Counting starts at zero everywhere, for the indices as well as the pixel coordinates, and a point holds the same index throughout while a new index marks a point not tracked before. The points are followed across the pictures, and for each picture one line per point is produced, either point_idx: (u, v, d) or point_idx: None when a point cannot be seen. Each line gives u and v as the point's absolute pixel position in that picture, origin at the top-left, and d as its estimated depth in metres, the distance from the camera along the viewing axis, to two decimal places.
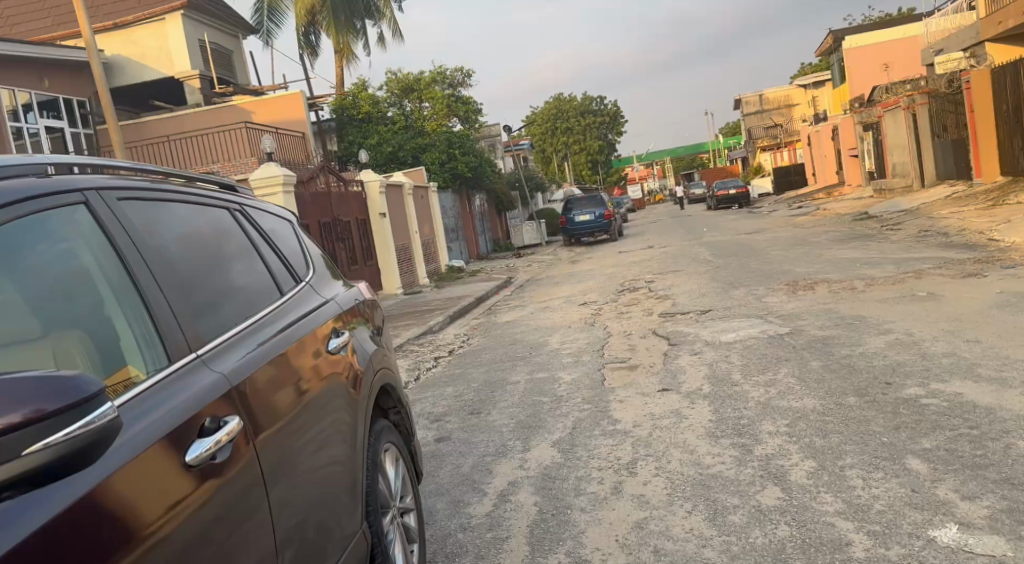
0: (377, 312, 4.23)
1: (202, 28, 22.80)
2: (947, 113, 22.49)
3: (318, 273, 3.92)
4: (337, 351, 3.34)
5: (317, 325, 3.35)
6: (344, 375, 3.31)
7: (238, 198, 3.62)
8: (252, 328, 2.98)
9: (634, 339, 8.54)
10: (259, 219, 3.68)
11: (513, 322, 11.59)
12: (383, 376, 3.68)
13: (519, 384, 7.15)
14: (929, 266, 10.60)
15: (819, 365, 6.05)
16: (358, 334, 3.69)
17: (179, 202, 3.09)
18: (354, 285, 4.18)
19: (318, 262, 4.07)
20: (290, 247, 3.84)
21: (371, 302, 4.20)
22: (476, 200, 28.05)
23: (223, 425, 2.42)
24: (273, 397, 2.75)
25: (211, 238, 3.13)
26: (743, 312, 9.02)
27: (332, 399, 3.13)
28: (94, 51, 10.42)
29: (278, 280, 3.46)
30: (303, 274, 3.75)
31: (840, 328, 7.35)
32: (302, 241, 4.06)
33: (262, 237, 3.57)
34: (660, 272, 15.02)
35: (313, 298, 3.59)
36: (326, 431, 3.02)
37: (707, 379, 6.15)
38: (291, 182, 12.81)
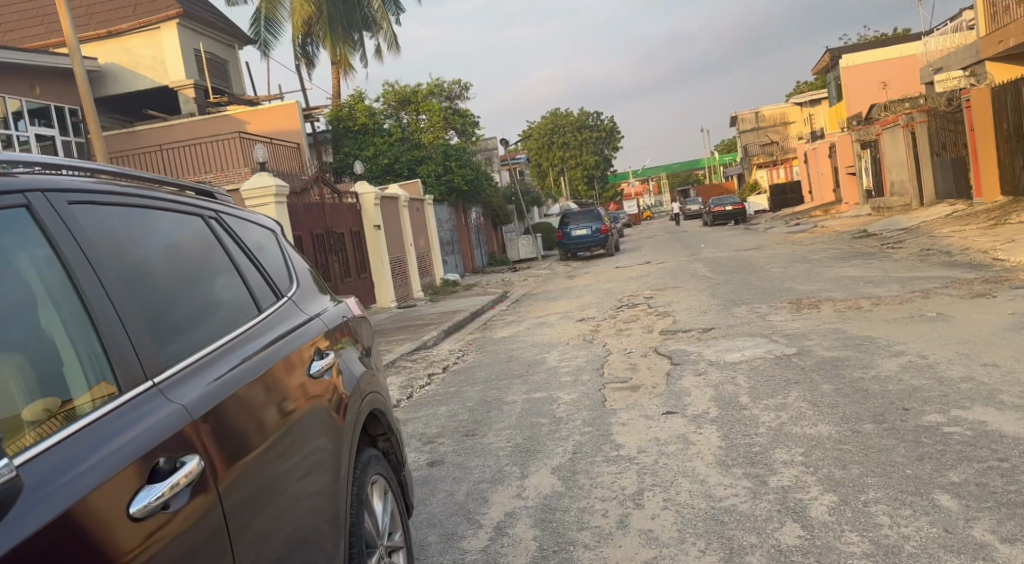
0: (368, 329, 3.97)
1: (198, 37, 22.57)
2: (947, 131, 22.32)
3: (303, 287, 3.64)
4: (321, 374, 3.05)
5: (302, 342, 3.09)
6: (328, 399, 3.02)
7: (215, 205, 3.33)
8: (225, 348, 2.68)
9: (634, 357, 8.26)
10: (240, 229, 3.39)
11: (509, 338, 11.31)
12: (371, 401, 3.41)
13: (516, 404, 6.85)
14: (936, 286, 10.36)
15: (831, 389, 5.78)
16: (347, 354, 3.43)
17: (149, 206, 2.80)
18: (342, 301, 3.89)
19: (305, 276, 3.79)
20: (273, 259, 3.55)
21: (363, 319, 3.94)
22: (472, 213, 27.82)
23: (180, 465, 2.13)
24: (246, 425, 2.46)
25: (184, 250, 2.83)
26: (747, 331, 8.75)
27: (316, 424, 2.86)
28: (80, 58, 10.14)
29: (257, 295, 3.17)
30: (286, 288, 3.46)
31: (849, 349, 7.09)
32: (288, 254, 3.79)
33: (242, 249, 3.28)
34: (658, 288, 14.77)
35: (296, 314, 3.31)
36: (307, 463, 2.74)
37: (713, 401, 5.88)
38: (283, 193, 12.53)
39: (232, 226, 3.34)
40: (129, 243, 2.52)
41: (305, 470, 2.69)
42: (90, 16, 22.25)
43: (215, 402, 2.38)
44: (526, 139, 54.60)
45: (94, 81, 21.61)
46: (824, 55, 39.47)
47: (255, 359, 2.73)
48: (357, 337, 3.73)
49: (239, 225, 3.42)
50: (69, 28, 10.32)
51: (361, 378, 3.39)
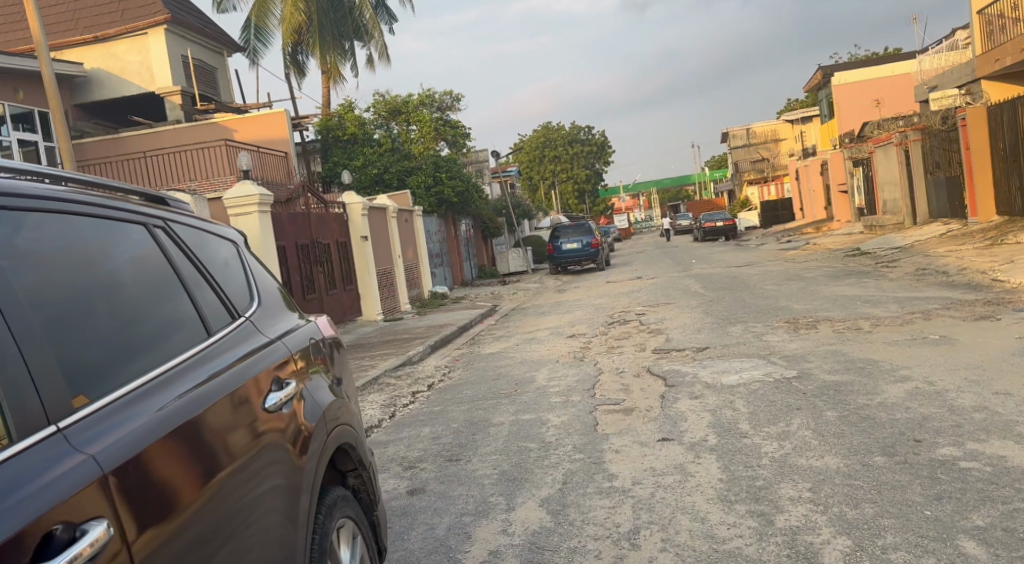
0: (344, 357, 3.72)
1: (186, 44, 22.26)
2: (941, 150, 22.17)
3: (265, 306, 3.33)
4: (277, 409, 2.79)
5: (260, 370, 2.84)
6: (284, 437, 2.76)
7: (166, 211, 2.99)
8: (158, 384, 2.42)
9: (626, 377, 7.95)
10: (197, 241, 3.08)
11: (497, 355, 10.98)
12: (341, 432, 3.19)
13: (503, 426, 6.52)
14: (935, 307, 10.10)
15: (836, 416, 5.48)
16: (318, 381, 3.24)
17: (82, 212, 2.51)
18: (313, 320, 3.62)
19: (268, 290, 3.47)
20: (232, 273, 3.24)
21: (338, 344, 3.69)
22: (462, 226, 27.50)
23: (82, 533, 1.90)
24: (175, 477, 2.22)
25: (120, 268, 2.55)
26: (744, 351, 8.46)
27: (275, 459, 2.66)
28: (49, 62, 9.77)
29: (208, 317, 2.88)
30: (244, 306, 3.17)
31: (851, 373, 6.80)
32: (249, 266, 3.44)
33: (196, 265, 2.97)
34: (650, 304, 14.48)
35: (253, 337, 3.03)
36: (255, 511, 2.49)
37: (711, 427, 5.57)
38: (267, 203, 12.19)
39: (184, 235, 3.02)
40: (45, 262, 2.26)
41: (268, 505, 2.55)
42: (76, 21, 21.90)
43: (156, 437, 2.22)
44: (518, 152, 54.49)
45: (79, 86, 21.23)
46: (816, 72, 39.45)
47: (197, 394, 2.48)
48: (331, 363, 3.50)
49: (196, 236, 3.11)
50: (41, 31, 9.97)
51: (331, 406, 3.19)
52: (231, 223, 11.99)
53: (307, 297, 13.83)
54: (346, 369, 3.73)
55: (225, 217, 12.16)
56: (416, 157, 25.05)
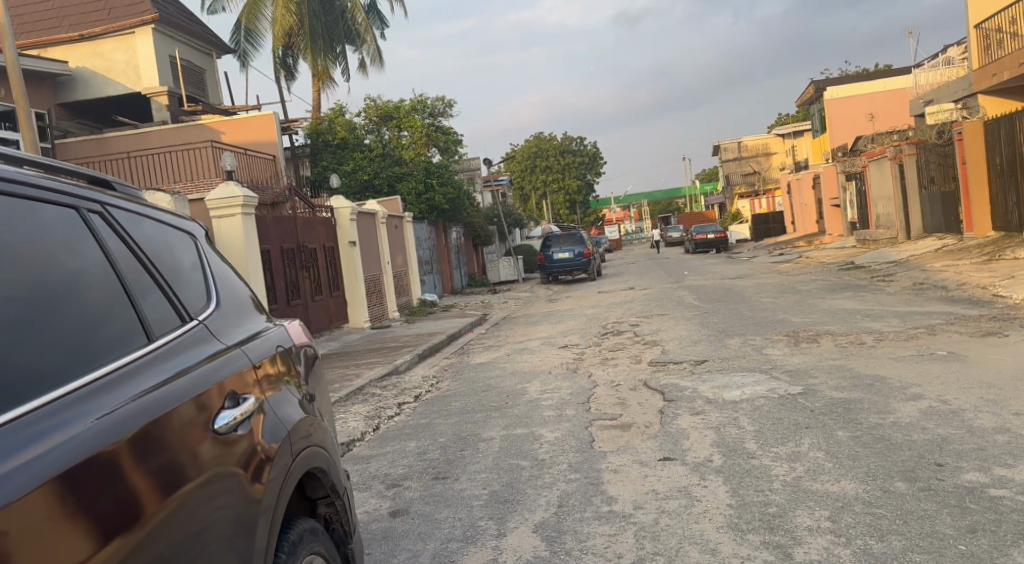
0: (316, 370, 3.38)
1: (174, 44, 21.89)
2: (936, 165, 21.93)
3: (224, 308, 2.99)
4: (231, 430, 2.46)
5: (214, 382, 2.52)
6: (237, 462, 2.43)
7: (108, 197, 2.66)
8: (81, 396, 2.08)
9: (622, 391, 7.59)
10: (151, 233, 2.77)
11: (487, 365, 10.62)
12: (311, 455, 2.86)
13: (493, 441, 6.17)
14: (940, 322, 9.79)
15: (848, 436, 5.17)
16: (287, 396, 2.91)
17: (29, 194, 2.26)
18: (280, 326, 3.28)
19: (227, 291, 3.10)
20: (187, 271, 2.89)
21: (310, 355, 3.36)
22: (452, 233, 27.13)
23: None
24: (93, 512, 1.92)
25: (65, 256, 2.29)
26: (743, 365, 8.13)
27: (226, 487, 2.34)
28: (13, 53, 9.37)
29: (149, 320, 2.51)
30: (198, 306, 2.83)
31: (860, 390, 6.47)
32: (208, 265, 3.09)
33: (145, 264, 2.63)
34: (643, 315, 14.15)
35: (206, 344, 2.68)
36: (198, 550, 2.18)
37: (716, 446, 5.23)
38: (251, 205, 11.81)
39: (130, 225, 2.68)
40: None
41: (226, 529, 2.29)
42: (62, 19, 21.52)
43: (93, 450, 1.98)
44: (510, 161, 54.29)
45: (63, 84, 20.77)
46: (809, 87, 39.23)
47: (130, 409, 2.16)
48: (304, 376, 3.18)
49: (147, 227, 2.78)
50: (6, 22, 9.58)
51: (300, 424, 2.86)
52: (214, 225, 11.62)
53: (291, 303, 13.46)
54: (320, 383, 3.43)
55: (207, 218, 11.76)
56: (407, 163, 24.71)
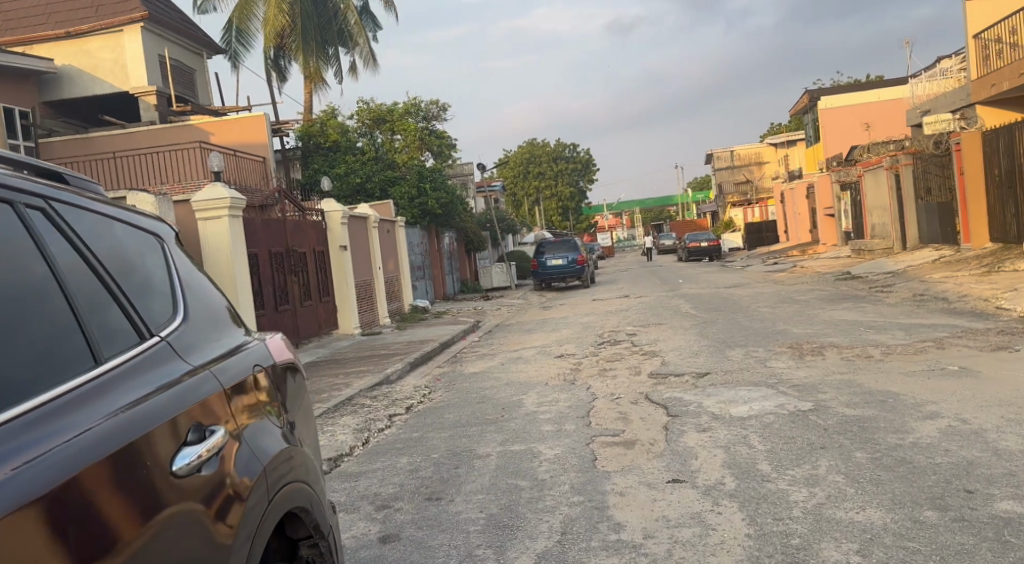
0: (300, 391, 3.07)
1: (164, 43, 21.54)
2: (931, 175, 21.73)
3: (194, 322, 2.67)
4: (192, 468, 2.14)
5: (177, 410, 2.21)
6: (198, 504, 2.11)
7: (62, 193, 2.37)
8: (13, 428, 1.82)
9: (623, 405, 7.29)
10: (111, 237, 2.48)
11: (481, 374, 10.31)
12: (288, 495, 2.54)
13: (490, 458, 5.86)
14: (946, 335, 9.52)
15: (868, 458, 4.90)
16: (265, 425, 2.60)
17: None
18: (259, 341, 2.96)
19: (197, 301, 2.79)
20: (150, 278, 2.57)
21: (295, 373, 3.05)
22: (445, 238, 26.84)
23: None
24: None
25: (18, 263, 2.06)
26: (747, 378, 7.84)
27: (182, 535, 2.03)
28: None
29: (97, 338, 2.19)
30: (163, 319, 2.52)
31: (873, 407, 6.19)
32: (176, 272, 2.77)
33: (99, 273, 2.32)
34: (640, 324, 13.85)
35: (167, 366, 2.36)
36: None
37: (728, 468, 4.93)
38: (238, 207, 11.47)
39: (87, 227, 2.39)
40: None
41: None
42: (49, 15, 21.17)
43: (19, 502, 1.70)
44: (503, 167, 54.08)
45: (49, 82, 20.41)
46: (803, 96, 39.09)
47: (73, 446, 1.87)
48: (285, 400, 2.86)
49: (106, 227, 2.49)
50: None
51: (280, 456, 2.56)
52: (199, 227, 11.29)
53: (279, 309, 13.16)
54: (305, 404, 3.11)
55: (192, 220, 11.42)
56: (399, 166, 24.38)
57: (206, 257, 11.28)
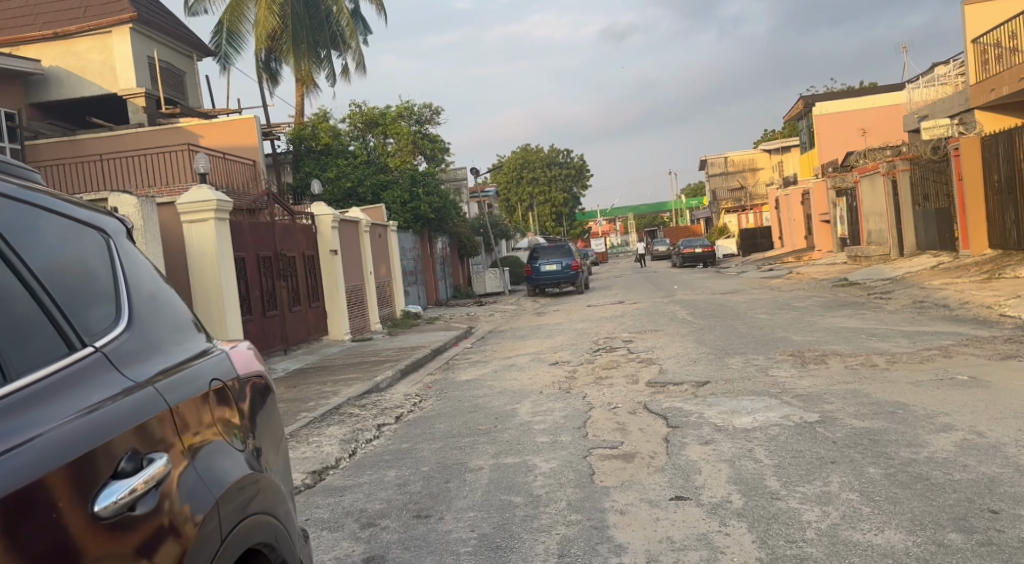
0: (269, 404, 2.88)
1: (153, 44, 21.23)
2: (929, 181, 21.53)
3: (143, 328, 2.48)
4: (120, 507, 1.96)
5: (109, 434, 2.04)
6: (123, 548, 1.94)
7: None
8: None
9: (621, 415, 7.01)
10: (44, 235, 2.29)
11: (474, 382, 10.03)
12: (246, 530, 2.36)
13: (482, 472, 5.59)
14: (952, 343, 9.26)
15: (882, 474, 4.64)
16: (225, 445, 2.44)
17: None
18: (223, 352, 2.77)
19: (150, 304, 2.59)
20: (86, 276, 2.37)
21: (263, 385, 2.87)
22: (438, 243, 26.53)
23: None
24: None
25: None
26: (749, 388, 7.56)
27: None
28: None
29: (11, 350, 2.00)
30: (100, 324, 2.32)
31: (882, 419, 5.93)
32: (122, 271, 2.56)
33: (21, 275, 2.13)
34: (636, 331, 13.59)
35: (98, 380, 2.17)
36: None
37: (734, 484, 4.67)
38: (224, 210, 11.19)
39: (10, 220, 2.19)
40: None
41: None
42: (37, 16, 20.87)
43: None
44: (497, 172, 53.80)
45: (36, 83, 20.19)
46: (797, 102, 38.92)
47: None
48: (253, 420, 2.68)
49: (33, 221, 2.28)
50: None
51: (240, 481, 2.40)
52: (185, 231, 11.01)
53: (267, 314, 12.87)
54: (275, 418, 2.94)
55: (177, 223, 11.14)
56: (392, 170, 24.08)
57: (192, 262, 10.99)
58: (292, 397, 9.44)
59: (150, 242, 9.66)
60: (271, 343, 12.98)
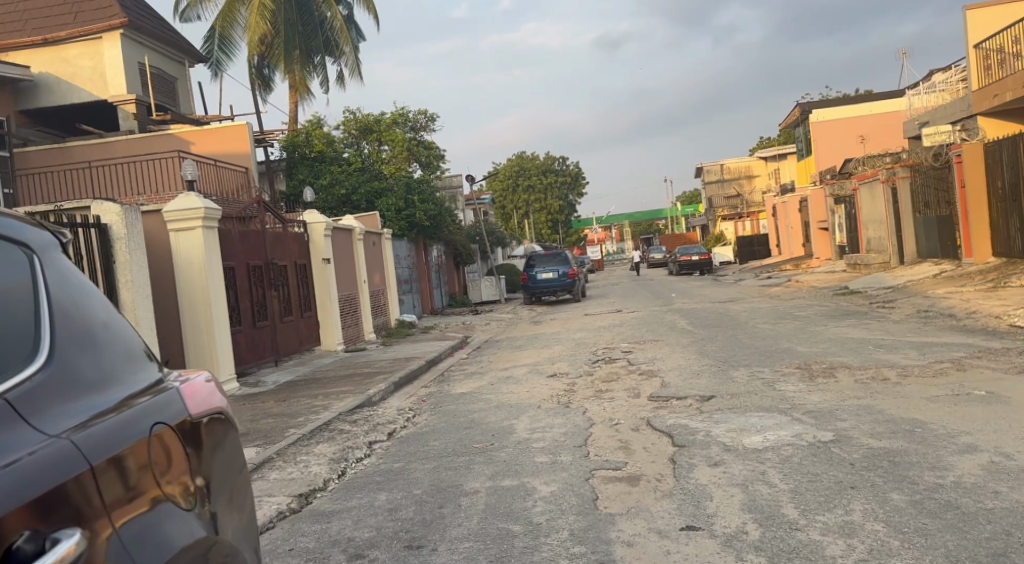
0: (226, 450, 2.68)
1: (144, 50, 20.91)
2: (930, 188, 21.25)
3: (68, 363, 2.25)
4: None
5: (12, 500, 1.80)
6: None
7: None
8: None
9: (623, 432, 6.70)
10: None
11: (469, 395, 9.71)
12: None
13: (479, 495, 5.26)
14: (964, 355, 8.96)
15: (908, 501, 4.32)
16: (166, 508, 2.23)
17: None
18: (168, 392, 2.54)
19: (82, 333, 2.37)
20: (2, 307, 2.15)
21: (219, 429, 2.66)
22: (433, 251, 26.19)
23: None
24: None
25: None
26: (757, 403, 7.24)
27: None
28: None
29: None
30: (13, 363, 2.09)
31: (901, 438, 5.62)
32: (50, 297, 2.33)
33: None
34: (635, 341, 13.29)
35: (6, 432, 1.93)
36: None
37: (748, 512, 4.36)
38: (213, 218, 10.85)
39: None
40: None
41: None
42: (26, 21, 20.55)
43: None
44: (493, 180, 53.50)
45: (25, 90, 19.97)
46: (794, 109, 38.73)
47: None
48: (198, 471, 2.45)
49: None
50: None
51: (181, 551, 2.19)
52: (172, 238, 10.67)
53: (258, 325, 12.55)
54: (231, 465, 2.72)
55: (163, 229, 10.80)
56: (386, 177, 23.74)
57: (178, 270, 10.65)
58: (281, 412, 9.11)
59: (134, 250, 9.33)
60: (262, 355, 12.66)
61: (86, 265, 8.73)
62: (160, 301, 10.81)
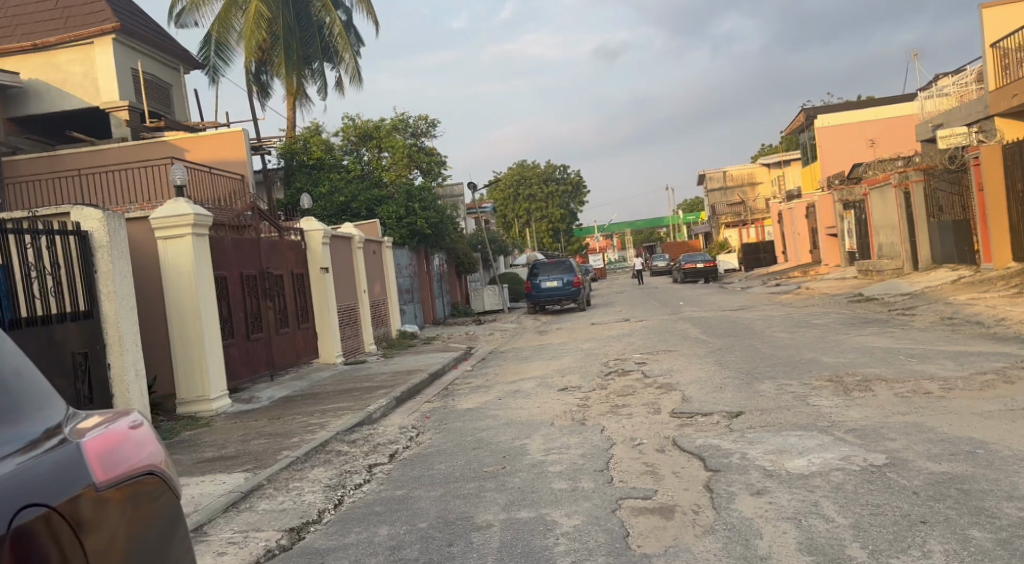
0: (155, 523, 2.11)
1: (137, 56, 20.34)
2: (945, 192, 20.64)
3: None
4: None
5: None
6: None
7: None
8: None
9: (648, 454, 6.10)
10: None
11: (475, 411, 9.12)
12: None
13: (492, 531, 4.66)
14: (1006, 365, 8.34)
15: (994, 541, 3.73)
16: None
17: None
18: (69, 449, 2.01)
19: None
20: None
21: (142, 497, 2.09)
22: (434, 260, 25.60)
23: None
24: None
25: None
26: (791, 420, 6.63)
27: None
28: None
29: None
30: None
31: (961, 461, 5.01)
32: None
33: None
34: (647, 351, 12.65)
35: None
36: None
37: (809, 555, 3.77)
38: (203, 225, 10.27)
39: None
40: None
41: None
42: (15, 28, 20.01)
43: None
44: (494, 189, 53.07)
45: (13, 97, 19.47)
46: (799, 114, 38.14)
47: None
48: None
49: None
50: None
51: None
52: (159, 248, 10.09)
53: (251, 337, 11.95)
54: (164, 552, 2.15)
55: (150, 238, 10.22)
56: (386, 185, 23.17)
57: (166, 281, 10.08)
58: (274, 431, 8.50)
59: (118, 259, 8.74)
60: (257, 369, 12.06)
61: (64, 276, 8.18)
62: (148, 316, 10.22)
